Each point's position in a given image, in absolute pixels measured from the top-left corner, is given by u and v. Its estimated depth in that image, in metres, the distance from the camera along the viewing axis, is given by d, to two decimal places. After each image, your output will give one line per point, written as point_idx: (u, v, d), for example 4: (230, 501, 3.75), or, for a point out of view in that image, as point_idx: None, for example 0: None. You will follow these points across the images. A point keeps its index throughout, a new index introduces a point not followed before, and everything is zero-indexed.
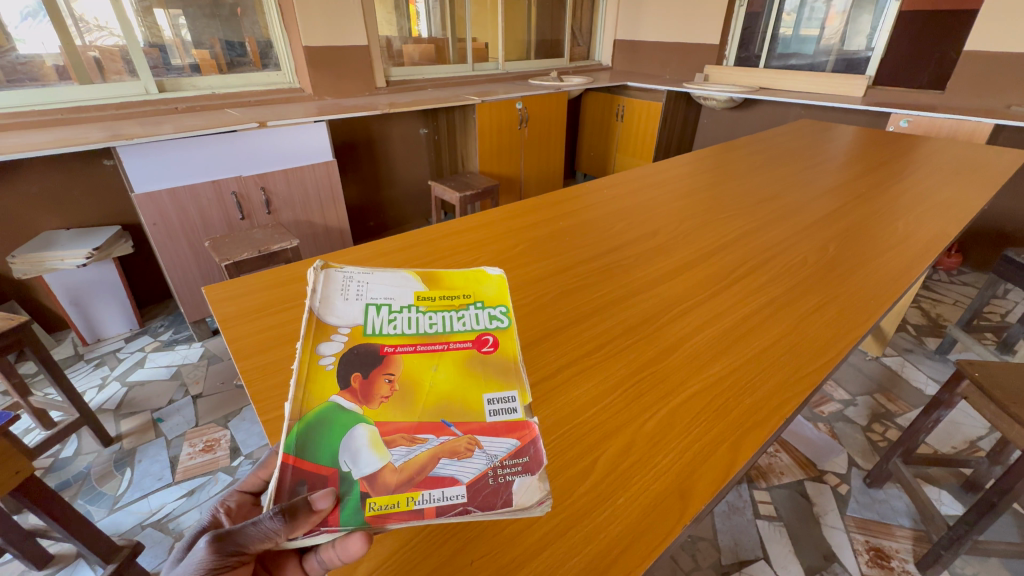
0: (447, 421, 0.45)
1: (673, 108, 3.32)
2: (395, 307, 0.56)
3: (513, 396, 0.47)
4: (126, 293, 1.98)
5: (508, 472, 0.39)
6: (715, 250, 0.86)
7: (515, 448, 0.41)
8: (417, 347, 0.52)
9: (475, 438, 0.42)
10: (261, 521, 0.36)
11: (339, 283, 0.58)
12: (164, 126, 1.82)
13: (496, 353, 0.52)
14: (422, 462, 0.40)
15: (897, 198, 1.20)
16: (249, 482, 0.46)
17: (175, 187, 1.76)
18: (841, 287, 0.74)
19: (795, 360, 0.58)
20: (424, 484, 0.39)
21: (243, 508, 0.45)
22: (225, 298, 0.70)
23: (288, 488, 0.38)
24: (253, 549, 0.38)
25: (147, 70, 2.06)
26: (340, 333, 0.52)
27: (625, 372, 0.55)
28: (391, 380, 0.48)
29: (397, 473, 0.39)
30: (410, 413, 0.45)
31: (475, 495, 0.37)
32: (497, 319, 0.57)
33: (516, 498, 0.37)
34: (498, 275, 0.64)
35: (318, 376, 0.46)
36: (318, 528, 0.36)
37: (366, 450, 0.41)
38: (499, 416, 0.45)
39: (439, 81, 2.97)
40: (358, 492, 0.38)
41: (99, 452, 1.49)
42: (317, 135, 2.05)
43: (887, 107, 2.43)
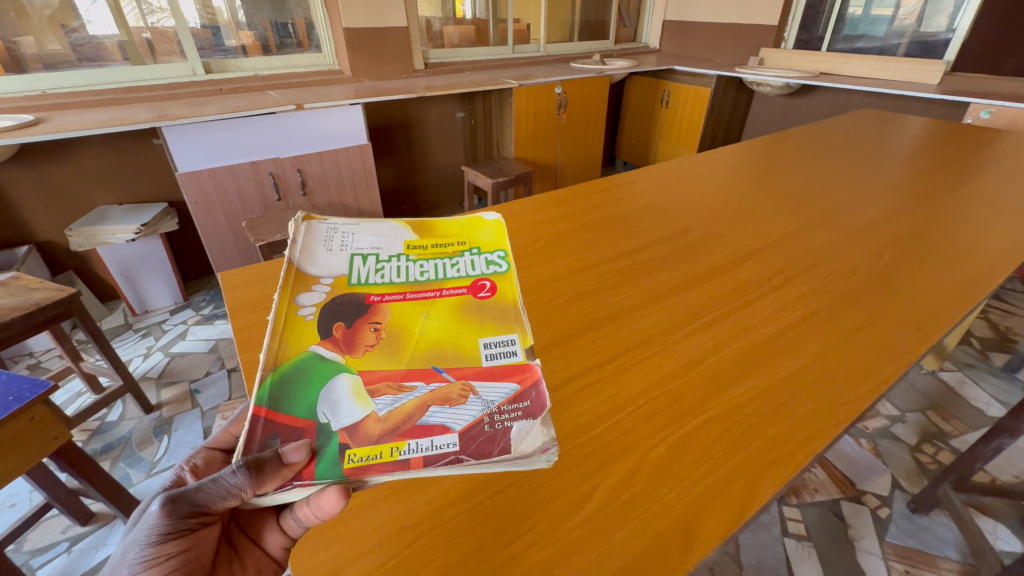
0: (440, 368, 0.47)
1: (723, 94, 3.14)
2: (382, 258, 0.62)
3: (513, 339, 0.50)
4: (172, 268, 2.08)
5: (507, 417, 0.41)
6: (751, 252, 0.79)
7: (514, 393, 0.43)
8: (406, 295, 0.57)
9: (469, 384, 0.45)
10: (224, 477, 0.37)
11: (323, 236, 0.63)
12: (208, 106, 1.87)
13: (494, 297, 0.57)
14: (409, 412, 0.42)
15: (968, 200, 1.08)
16: (219, 440, 0.49)
17: (216, 167, 1.82)
18: (894, 302, 0.66)
19: (831, 385, 0.52)
20: (410, 435, 0.40)
21: (211, 464, 0.48)
22: (238, 285, 0.70)
23: (259, 442, 0.40)
24: (214, 506, 0.39)
25: (195, 52, 2.12)
26: (322, 283, 0.56)
27: (639, 387, 0.51)
28: (376, 329, 0.52)
29: (380, 424, 0.41)
30: (397, 360, 0.48)
31: (468, 445, 0.38)
32: (495, 263, 0.63)
33: (515, 445, 0.38)
34: (494, 220, 0.72)
35: (297, 326, 0.50)
36: (290, 482, 0.37)
37: (348, 399, 0.43)
38: (496, 360, 0.48)
39: (479, 64, 2.92)
40: (336, 446, 0.39)
41: (140, 419, 1.58)
42: (353, 118, 2.05)
43: (967, 96, 2.20)
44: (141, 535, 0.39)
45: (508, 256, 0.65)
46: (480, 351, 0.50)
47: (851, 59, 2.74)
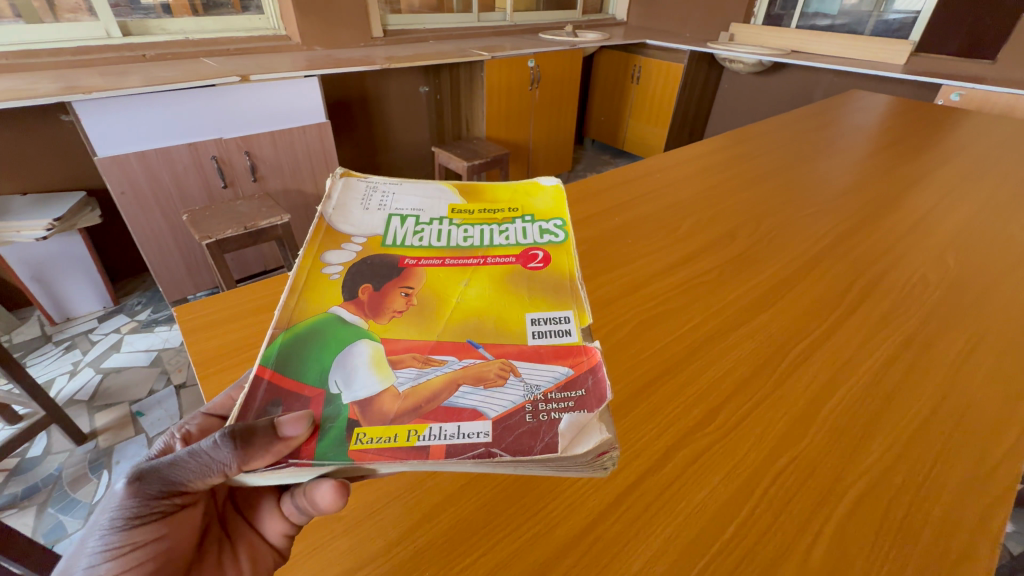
0: (475, 343, 0.42)
1: (695, 71, 3.07)
2: (423, 220, 0.56)
3: (568, 315, 0.45)
4: (97, 268, 1.78)
5: (557, 407, 0.35)
6: (815, 259, 0.70)
7: (566, 378, 0.38)
8: (445, 261, 0.52)
9: (510, 362, 0.40)
10: (203, 451, 0.33)
11: (361, 193, 0.57)
12: (131, 77, 1.57)
13: (547, 269, 0.51)
14: (435, 391, 0.37)
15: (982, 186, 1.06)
16: (219, 404, 0.41)
17: (145, 151, 1.55)
18: (987, 317, 0.59)
19: (974, 440, 0.43)
20: (430, 418, 0.35)
21: (206, 432, 0.40)
22: (201, 327, 0.52)
23: (258, 409, 0.36)
24: (191, 484, 0.35)
25: (108, 9, 1.78)
26: (354, 242, 0.52)
27: (758, 458, 0.41)
28: (407, 295, 0.47)
29: (400, 402, 0.36)
30: (426, 334, 0.43)
31: (503, 437, 0.33)
32: (550, 233, 0.57)
33: (564, 443, 0.32)
34: (553, 185, 0.63)
35: (320, 282, 0.46)
36: (282, 460, 0.32)
37: (364, 368, 0.39)
38: (543, 341, 0.42)
39: (441, 33, 2.68)
40: (346, 419, 0.35)
41: (71, 452, 1.34)
42: (308, 92, 1.81)
43: (935, 77, 2.24)
44: (104, 519, 0.34)
45: (565, 225, 0.57)
46: (527, 328, 0.44)
47: (821, 37, 2.74)
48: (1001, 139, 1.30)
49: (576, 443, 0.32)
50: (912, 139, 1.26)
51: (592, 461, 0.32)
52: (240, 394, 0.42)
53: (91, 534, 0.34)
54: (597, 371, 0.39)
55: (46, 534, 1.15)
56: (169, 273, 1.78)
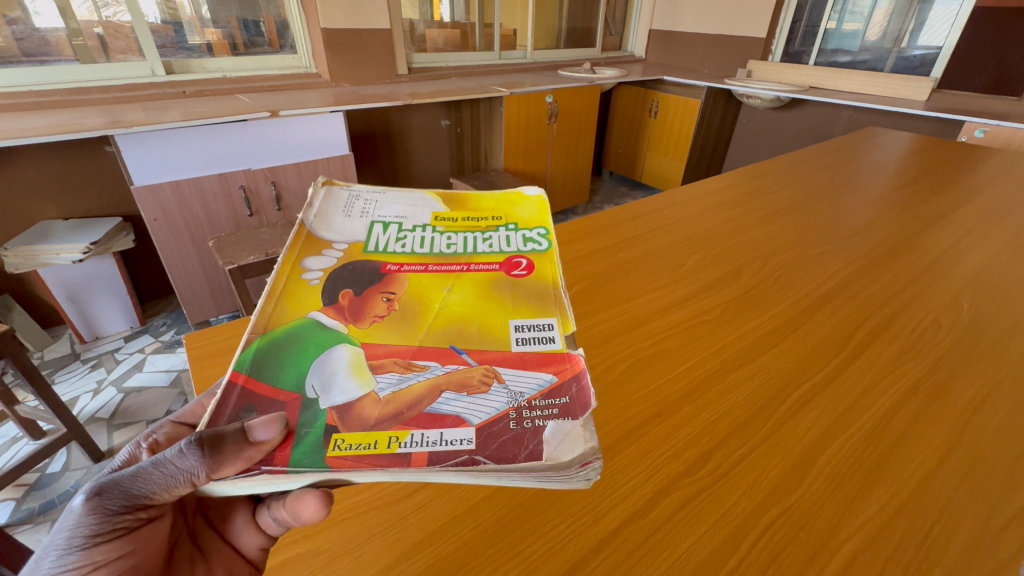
0: (458, 348, 0.45)
1: (712, 105, 3.11)
2: (405, 228, 0.60)
3: (551, 322, 0.49)
4: (127, 289, 1.87)
5: (541, 414, 0.38)
6: (820, 299, 0.69)
7: (552, 386, 0.41)
8: (428, 267, 0.55)
9: (493, 369, 0.43)
10: (172, 460, 0.34)
11: (344, 202, 0.62)
12: (170, 112, 1.68)
13: (530, 277, 0.55)
14: (419, 397, 0.39)
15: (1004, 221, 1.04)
16: (187, 413, 0.45)
17: (179, 180, 1.63)
18: (1000, 364, 0.57)
19: (982, 495, 0.41)
20: (413, 425, 0.37)
21: (173, 441, 0.44)
22: (204, 355, 0.54)
23: (230, 414, 0.37)
24: (154, 496, 0.36)
25: (154, 50, 1.92)
26: (335, 249, 0.55)
27: (749, 507, 0.40)
28: (389, 300, 0.50)
29: (381, 409, 0.38)
30: (409, 338, 0.46)
31: (486, 444, 0.35)
32: (534, 242, 0.60)
33: (549, 450, 0.35)
34: (536, 196, 0.68)
35: (301, 287, 0.49)
36: (255, 468, 0.33)
37: (345, 374, 0.41)
38: (525, 346, 0.46)
39: (464, 69, 2.79)
40: (324, 423, 0.36)
41: (88, 469, 1.38)
42: (333, 125, 1.90)
43: (957, 113, 2.22)
44: (62, 537, 0.35)
45: (548, 235, 0.62)
46: (510, 334, 0.47)
47: (840, 74, 2.75)
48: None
49: (562, 451, 0.34)
50: (932, 177, 1.24)
51: (573, 469, 0.33)
52: (209, 402, 0.46)
53: (48, 555, 0.36)
54: (580, 381, 0.42)
55: None
56: (193, 297, 1.84)
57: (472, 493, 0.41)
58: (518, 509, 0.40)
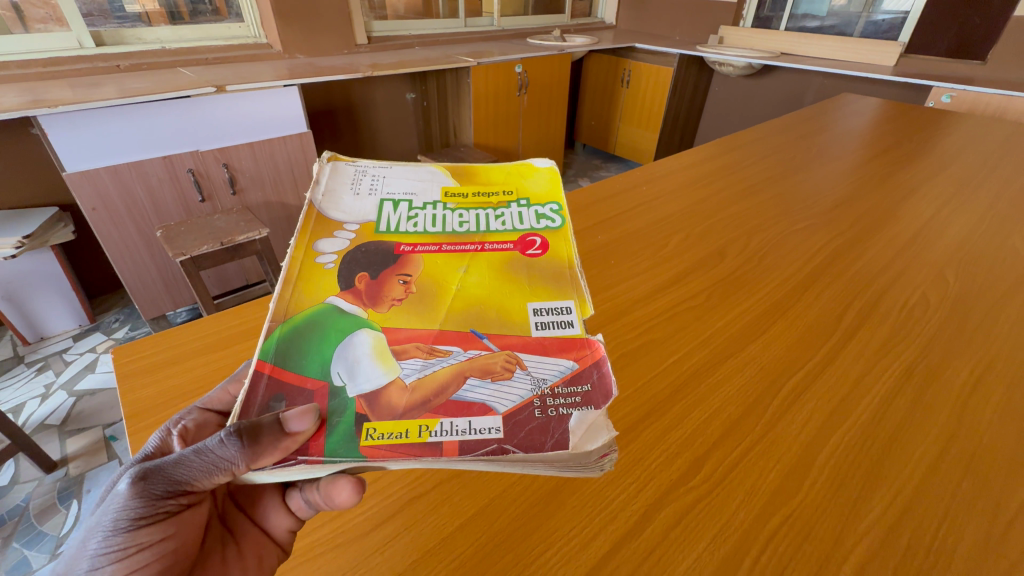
0: (478, 332, 0.42)
1: (685, 74, 3.05)
2: (417, 205, 0.53)
3: (568, 305, 0.45)
4: (72, 285, 1.73)
5: (564, 403, 0.35)
6: (808, 278, 0.66)
7: (573, 372, 0.38)
8: (442, 247, 0.50)
9: (516, 354, 0.40)
10: (214, 447, 0.32)
11: (350, 177, 0.54)
12: (101, 88, 1.52)
13: (545, 256, 0.50)
14: (443, 382, 0.36)
15: (983, 182, 1.03)
16: (215, 399, 0.40)
17: (117, 165, 1.50)
18: (989, 341, 0.56)
19: (986, 491, 0.39)
20: (442, 414, 0.34)
21: (204, 429, 0.39)
22: (140, 370, 0.47)
23: (260, 405, 0.34)
24: (197, 483, 0.34)
25: (80, 19, 1.72)
26: (346, 230, 0.49)
27: (749, 519, 0.37)
28: (406, 282, 0.46)
29: (408, 395, 0.35)
30: (428, 318, 0.43)
31: (514, 432, 0.33)
32: (547, 217, 0.55)
33: (574, 440, 0.33)
34: (547, 167, 0.61)
35: (314, 273, 0.44)
36: (292, 458, 0.31)
37: (369, 359, 0.38)
38: (543, 330, 0.43)
39: (428, 38, 2.64)
40: (355, 413, 0.34)
41: (39, 481, 1.28)
42: (287, 101, 1.76)
43: (927, 78, 2.23)
44: (107, 520, 0.33)
45: (561, 211, 0.57)
46: (528, 318, 0.44)
47: (812, 39, 2.72)
48: (996, 143, 1.26)
49: (586, 440, 0.33)
50: (906, 145, 1.23)
51: (591, 458, 0.32)
52: (237, 389, 0.40)
53: (92, 536, 0.33)
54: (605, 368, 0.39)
55: (10, 571, 1.09)
56: (146, 292, 1.73)
57: (446, 522, 0.36)
58: (499, 538, 0.35)
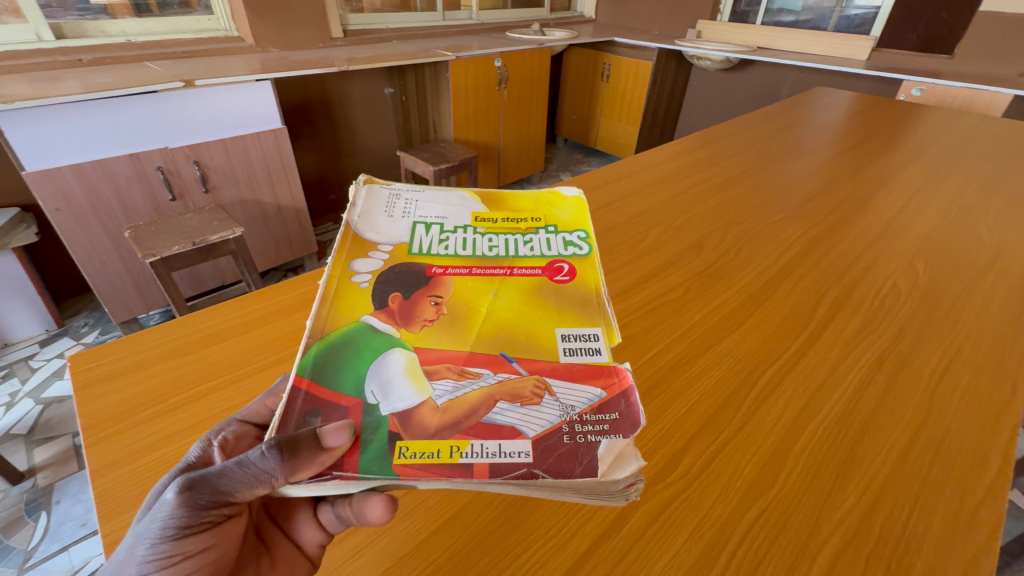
0: (508, 356, 0.41)
1: (664, 68, 3.06)
2: (447, 229, 0.53)
3: (594, 331, 0.44)
4: (37, 289, 1.66)
5: (592, 431, 0.34)
6: (784, 270, 0.67)
7: (601, 400, 0.37)
8: (472, 271, 0.50)
9: (545, 380, 0.39)
10: (254, 459, 0.30)
11: (384, 201, 0.55)
12: (61, 83, 1.46)
13: (573, 282, 0.49)
14: (474, 405, 0.36)
15: (950, 173, 1.05)
16: (253, 412, 0.38)
17: (81, 163, 1.45)
18: (957, 329, 0.57)
19: (955, 476, 0.40)
20: (476, 435, 0.33)
21: (243, 440, 0.37)
22: (103, 379, 0.45)
23: (297, 419, 0.33)
24: (239, 495, 0.32)
25: (37, 10, 1.64)
26: (380, 251, 0.49)
27: (726, 513, 0.37)
28: (438, 304, 0.45)
29: (439, 415, 0.35)
30: (460, 341, 0.42)
31: (544, 458, 0.32)
32: (574, 245, 0.54)
33: (603, 468, 0.32)
34: (574, 197, 0.62)
35: (350, 293, 0.44)
36: (327, 473, 0.30)
37: (400, 379, 0.37)
38: (573, 358, 0.41)
39: (405, 32, 2.60)
40: (387, 432, 0.33)
41: (6, 493, 1.24)
42: (260, 97, 1.71)
43: (897, 72, 2.28)
44: (151, 528, 0.31)
45: (589, 238, 0.56)
46: (557, 344, 0.43)
47: (787, 33, 2.76)
48: (964, 135, 1.30)
49: (615, 468, 0.31)
50: (877, 137, 1.25)
51: (618, 488, 0.31)
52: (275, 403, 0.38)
53: (138, 544, 0.31)
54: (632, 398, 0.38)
55: None
56: (116, 295, 1.67)
57: (420, 526, 0.36)
58: (474, 541, 0.35)
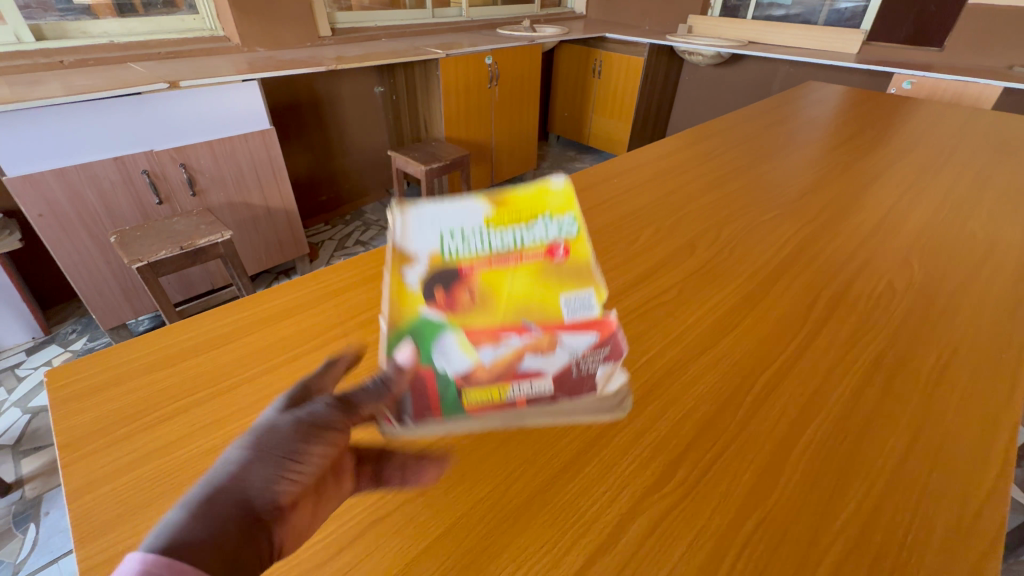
0: (531, 322, 0.46)
1: (655, 64, 3.05)
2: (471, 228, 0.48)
3: (590, 293, 0.50)
4: (22, 296, 1.63)
5: (591, 364, 0.46)
6: (779, 269, 0.66)
7: (596, 341, 0.48)
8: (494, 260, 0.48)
9: (555, 332, 0.46)
10: (316, 410, 0.33)
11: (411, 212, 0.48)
12: (42, 85, 1.42)
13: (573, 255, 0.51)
14: (510, 359, 0.44)
15: (943, 167, 1.05)
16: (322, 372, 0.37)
17: (63, 168, 1.42)
18: (954, 327, 0.56)
19: (954, 479, 0.39)
20: (516, 376, 0.43)
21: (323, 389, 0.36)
22: (79, 394, 0.44)
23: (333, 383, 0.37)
24: (326, 431, 0.32)
25: (16, 11, 1.61)
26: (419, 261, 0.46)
27: (726, 524, 0.36)
28: (474, 289, 0.47)
29: (488, 370, 0.43)
30: (493, 310, 0.46)
31: (560, 388, 0.44)
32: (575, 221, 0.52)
33: (599, 390, 0.46)
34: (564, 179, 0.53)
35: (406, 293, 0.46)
36: (427, 418, 0.40)
37: (456, 348, 0.44)
38: (578, 314, 0.48)
39: (394, 30, 2.58)
40: (455, 386, 0.42)
41: None
42: (247, 97, 1.69)
43: (888, 65, 2.28)
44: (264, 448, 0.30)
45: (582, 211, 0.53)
46: (562, 303, 0.48)
47: (778, 28, 2.76)
48: (954, 129, 1.30)
49: (605, 392, 0.46)
50: (869, 132, 1.25)
51: (612, 407, 0.45)
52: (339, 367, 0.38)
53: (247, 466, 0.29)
54: (614, 339, 0.49)
55: None
56: (104, 302, 1.65)
57: (411, 544, 0.34)
58: (466, 559, 0.34)
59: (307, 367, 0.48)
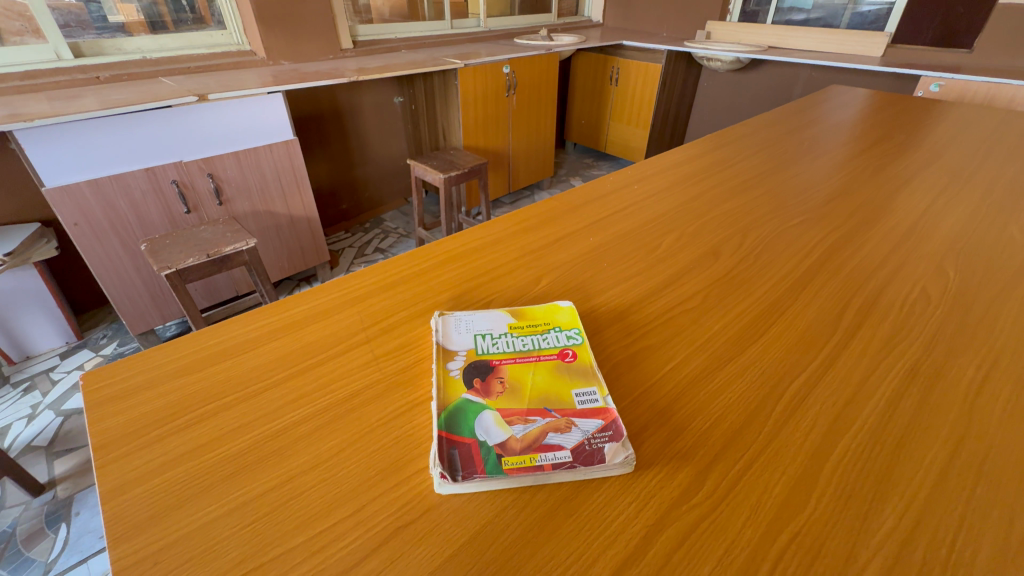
0: (550, 407, 0.43)
1: (673, 70, 3.04)
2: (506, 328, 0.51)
3: (593, 390, 0.45)
4: (57, 302, 1.69)
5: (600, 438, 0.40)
6: (806, 276, 0.65)
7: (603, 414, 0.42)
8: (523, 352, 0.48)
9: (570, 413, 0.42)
10: None
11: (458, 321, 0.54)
12: (79, 100, 1.48)
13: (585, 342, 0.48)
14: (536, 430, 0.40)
15: (978, 170, 1.01)
16: None
17: (97, 179, 1.47)
18: (993, 337, 0.54)
19: (998, 496, 0.38)
20: (541, 447, 0.39)
21: None
22: (114, 398, 0.45)
23: None
24: None
25: (56, 31, 1.68)
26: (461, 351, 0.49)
27: (757, 539, 0.35)
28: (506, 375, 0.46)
29: (521, 440, 0.40)
30: (521, 397, 0.44)
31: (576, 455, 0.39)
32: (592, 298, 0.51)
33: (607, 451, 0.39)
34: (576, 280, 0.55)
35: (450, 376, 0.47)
36: (469, 476, 0.38)
37: (495, 421, 0.41)
38: (585, 403, 0.44)
39: (413, 41, 2.62)
40: (494, 454, 0.39)
41: (26, 505, 1.25)
42: (272, 109, 1.73)
43: (915, 68, 2.22)
44: None
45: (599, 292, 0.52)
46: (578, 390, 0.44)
47: (798, 32, 2.72)
48: (988, 131, 1.25)
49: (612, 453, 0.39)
50: (897, 135, 1.22)
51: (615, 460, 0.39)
52: None
53: None
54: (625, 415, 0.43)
55: None
56: (133, 309, 1.70)
57: (440, 549, 0.34)
58: (493, 565, 0.33)
59: (333, 373, 0.48)
